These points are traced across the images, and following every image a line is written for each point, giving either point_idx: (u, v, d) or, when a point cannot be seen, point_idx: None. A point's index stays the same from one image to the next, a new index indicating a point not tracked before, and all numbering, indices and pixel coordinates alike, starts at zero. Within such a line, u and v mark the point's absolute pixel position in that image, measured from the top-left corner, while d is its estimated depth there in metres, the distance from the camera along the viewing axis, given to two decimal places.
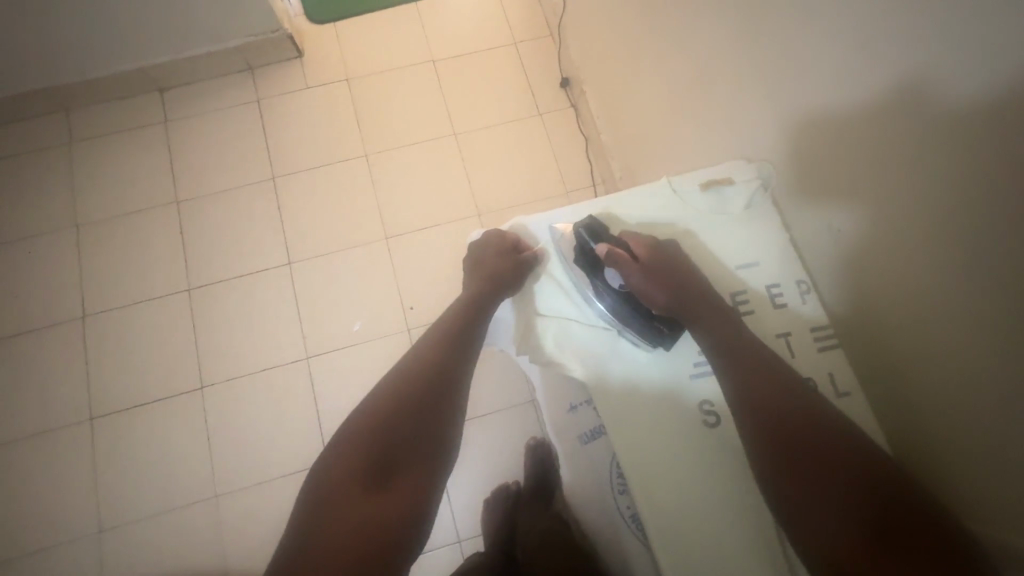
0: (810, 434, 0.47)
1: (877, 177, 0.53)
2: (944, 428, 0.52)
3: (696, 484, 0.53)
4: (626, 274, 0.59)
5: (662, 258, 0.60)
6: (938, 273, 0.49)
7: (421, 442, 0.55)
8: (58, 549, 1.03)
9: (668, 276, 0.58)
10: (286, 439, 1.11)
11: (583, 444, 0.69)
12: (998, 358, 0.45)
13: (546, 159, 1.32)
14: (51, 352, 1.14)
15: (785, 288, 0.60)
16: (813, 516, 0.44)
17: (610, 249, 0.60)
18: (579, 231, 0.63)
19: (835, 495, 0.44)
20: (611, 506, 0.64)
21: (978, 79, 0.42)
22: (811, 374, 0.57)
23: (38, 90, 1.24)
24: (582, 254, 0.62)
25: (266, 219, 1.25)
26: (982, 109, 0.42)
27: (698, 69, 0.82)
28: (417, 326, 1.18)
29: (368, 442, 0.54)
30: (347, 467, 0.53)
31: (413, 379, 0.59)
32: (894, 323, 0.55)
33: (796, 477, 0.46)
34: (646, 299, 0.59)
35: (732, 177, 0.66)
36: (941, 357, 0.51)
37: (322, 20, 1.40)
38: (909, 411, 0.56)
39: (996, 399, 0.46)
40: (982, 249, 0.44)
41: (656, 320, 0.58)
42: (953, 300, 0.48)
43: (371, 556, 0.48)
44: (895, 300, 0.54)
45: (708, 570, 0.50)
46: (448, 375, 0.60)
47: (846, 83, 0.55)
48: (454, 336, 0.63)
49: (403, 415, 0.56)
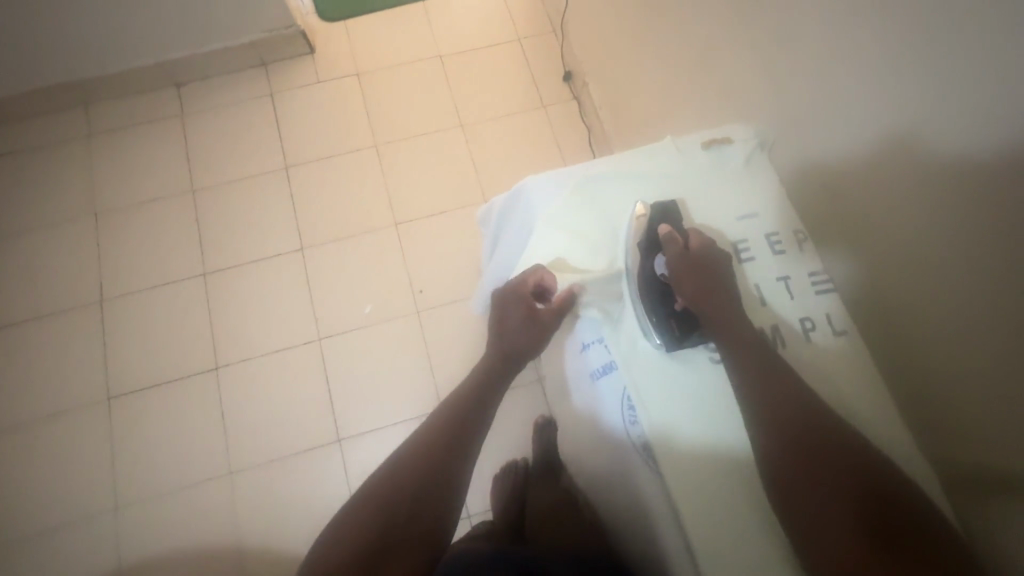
0: (808, 431, 0.48)
1: (875, 133, 0.56)
2: (940, 382, 0.54)
3: (703, 420, 0.56)
4: (672, 258, 0.59)
5: (710, 259, 0.59)
6: (931, 226, 0.52)
7: (459, 484, 0.56)
8: (73, 525, 1.05)
9: (709, 278, 0.58)
10: (298, 418, 1.13)
11: (594, 381, 0.64)
12: (990, 308, 0.47)
13: (550, 148, 1.36)
14: (68, 335, 1.17)
15: (783, 237, 0.64)
16: (812, 504, 0.46)
17: (670, 231, 0.60)
18: (652, 209, 0.64)
19: (834, 492, 0.45)
20: (621, 434, 0.60)
21: (963, 31, 0.45)
22: (809, 314, 0.60)
23: (60, 84, 1.29)
24: (647, 235, 0.63)
25: (278, 207, 1.28)
26: (964, 59, 0.46)
27: (699, 48, 0.86)
28: (427, 308, 1.21)
29: (412, 487, 0.53)
30: (394, 513, 0.51)
31: (452, 416, 0.60)
32: (892, 281, 0.58)
33: (797, 474, 0.47)
34: (675, 291, 0.59)
35: (731, 137, 0.70)
36: (942, 326, 0.53)
37: (334, 18, 1.46)
38: (907, 367, 0.58)
39: (989, 351, 0.48)
40: (967, 197, 0.47)
41: (673, 316, 0.59)
42: (949, 257, 0.51)
43: None
44: (893, 257, 0.57)
45: (715, 503, 0.53)
46: (462, 433, 0.58)
47: (844, 46, 0.58)
48: (474, 397, 0.63)
49: (441, 458, 0.56)
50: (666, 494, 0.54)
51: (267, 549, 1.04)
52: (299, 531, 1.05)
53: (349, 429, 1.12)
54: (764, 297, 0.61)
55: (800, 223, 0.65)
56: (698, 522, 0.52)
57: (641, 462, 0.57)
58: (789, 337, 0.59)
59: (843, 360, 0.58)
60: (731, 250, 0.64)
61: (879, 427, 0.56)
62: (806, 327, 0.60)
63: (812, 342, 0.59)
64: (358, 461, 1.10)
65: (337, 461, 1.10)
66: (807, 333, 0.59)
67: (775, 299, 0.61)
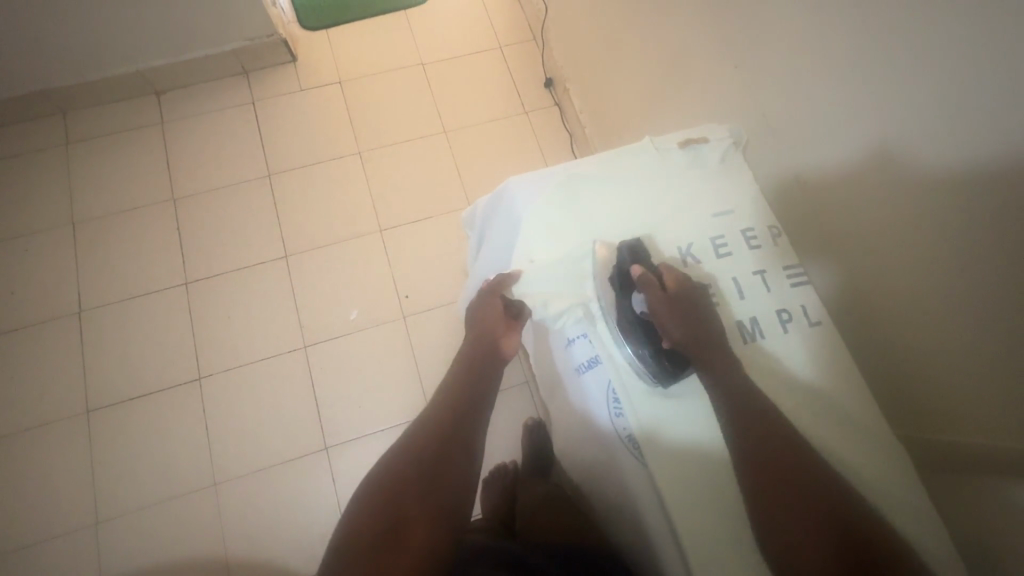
0: (786, 459, 0.49)
1: (860, 128, 0.58)
2: (935, 367, 0.56)
3: (687, 413, 0.58)
4: (649, 300, 0.59)
5: (686, 294, 0.59)
6: (923, 216, 0.53)
7: (473, 449, 0.60)
8: (52, 541, 1.02)
9: (691, 315, 0.58)
10: (284, 427, 1.12)
11: (580, 374, 0.64)
12: (983, 295, 0.49)
13: (531, 152, 1.38)
14: (46, 347, 1.15)
15: (758, 232, 0.66)
16: (788, 520, 0.46)
17: (643, 273, 0.60)
18: (622, 248, 0.64)
19: (807, 521, 0.46)
20: (607, 427, 0.61)
21: (946, 29, 0.48)
22: (785, 305, 0.63)
23: (37, 93, 1.27)
24: (617, 270, 0.63)
25: (262, 214, 1.28)
26: (951, 53, 0.48)
27: (677, 51, 0.89)
28: (412, 314, 1.21)
29: (419, 478, 0.55)
30: (417, 470, 0.55)
31: (460, 391, 0.65)
32: (882, 274, 0.60)
33: (767, 500, 0.48)
34: (660, 330, 0.58)
35: (707, 136, 0.73)
36: (935, 323, 0.55)
37: (315, 27, 1.46)
38: (897, 356, 0.61)
39: (989, 334, 0.49)
40: (958, 186, 0.49)
41: (661, 352, 0.58)
42: (942, 250, 0.52)
43: (405, 555, 0.49)
44: (883, 251, 0.59)
45: (708, 495, 0.54)
46: (472, 405, 0.64)
47: (826, 44, 0.61)
48: (475, 371, 0.68)
49: (456, 425, 0.60)
50: (649, 484, 0.55)
51: (255, 559, 1.03)
52: (288, 541, 1.04)
53: (338, 436, 1.12)
54: (741, 292, 0.63)
55: (774, 219, 0.67)
56: (690, 517, 0.53)
57: (627, 453, 0.58)
58: (767, 328, 0.62)
59: (818, 348, 0.61)
60: (709, 245, 0.66)
61: (862, 415, 0.58)
62: (784, 318, 0.62)
63: (789, 332, 0.61)
64: (347, 469, 1.09)
65: (324, 469, 1.09)
66: (785, 324, 0.61)
67: (752, 292, 0.63)
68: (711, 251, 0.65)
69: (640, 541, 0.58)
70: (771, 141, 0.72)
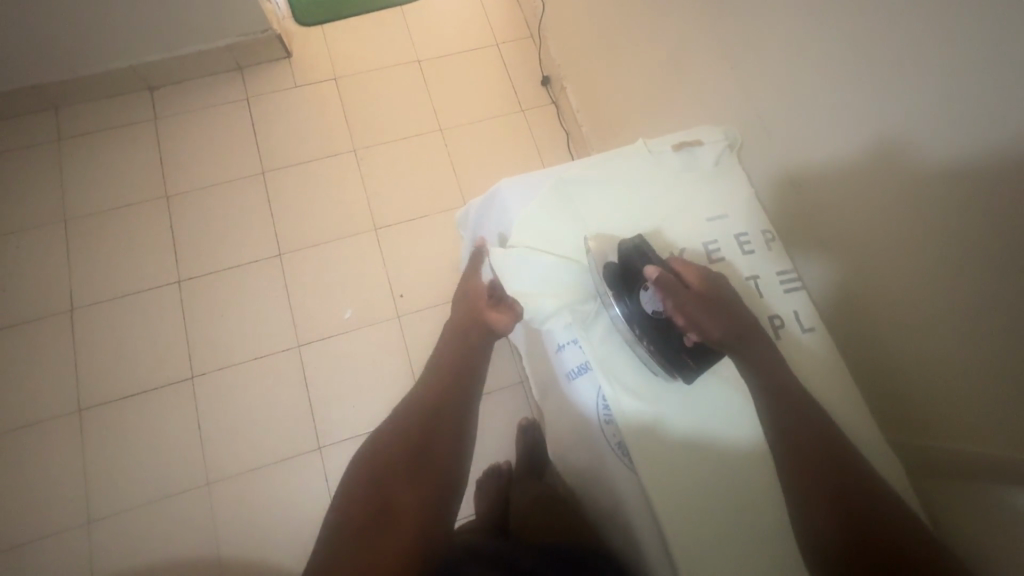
0: (811, 447, 0.50)
1: (856, 133, 0.58)
2: (928, 374, 0.56)
3: (682, 416, 0.58)
4: (676, 299, 0.55)
5: (714, 289, 0.57)
6: (918, 221, 0.53)
7: (464, 428, 0.60)
8: (43, 540, 1.02)
9: (722, 310, 0.55)
10: (277, 427, 1.11)
11: (570, 380, 0.63)
12: (980, 300, 0.48)
13: (527, 151, 1.37)
14: (38, 345, 1.14)
15: (752, 237, 0.66)
16: (815, 505, 0.48)
17: (661, 273, 0.56)
18: (627, 246, 0.61)
19: (831, 508, 0.47)
20: (597, 434, 0.60)
21: (944, 33, 0.47)
22: (779, 312, 0.62)
23: (28, 88, 1.26)
24: (621, 270, 0.60)
25: (256, 211, 1.27)
26: (950, 57, 0.47)
27: (672, 53, 0.88)
28: (407, 313, 1.21)
29: (406, 467, 0.55)
30: (409, 447, 0.56)
31: (451, 370, 0.65)
32: (877, 279, 0.59)
33: (797, 486, 0.49)
34: (687, 328, 0.55)
35: (702, 139, 0.73)
36: (930, 329, 0.54)
37: (309, 23, 1.45)
38: (889, 361, 0.60)
39: (984, 341, 0.49)
40: (956, 190, 0.48)
41: (684, 350, 0.56)
42: (939, 256, 0.51)
43: (398, 525, 0.50)
44: (880, 253, 0.58)
45: (694, 500, 0.54)
46: (463, 382, 0.64)
47: (820, 48, 0.60)
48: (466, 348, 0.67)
49: (446, 403, 0.61)
50: (642, 490, 0.55)
51: (246, 558, 1.03)
52: (280, 540, 1.04)
53: (331, 436, 1.11)
54: None
55: (768, 224, 0.68)
56: (677, 522, 0.53)
57: (617, 460, 0.57)
58: None
59: (811, 354, 0.60)
60: (702, 251, 0.65)
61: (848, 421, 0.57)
62: (776, 324, 0.62)
63: (780, 339, 0.61)
64: (340, 468, 1.09)
65: (317, 468, 1.09)
66: (778, 330, 0.61)
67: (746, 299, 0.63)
68: (704, 257, 0.65)
69: (629, 546, 0.58)
70: (765, 144, 0.72)
